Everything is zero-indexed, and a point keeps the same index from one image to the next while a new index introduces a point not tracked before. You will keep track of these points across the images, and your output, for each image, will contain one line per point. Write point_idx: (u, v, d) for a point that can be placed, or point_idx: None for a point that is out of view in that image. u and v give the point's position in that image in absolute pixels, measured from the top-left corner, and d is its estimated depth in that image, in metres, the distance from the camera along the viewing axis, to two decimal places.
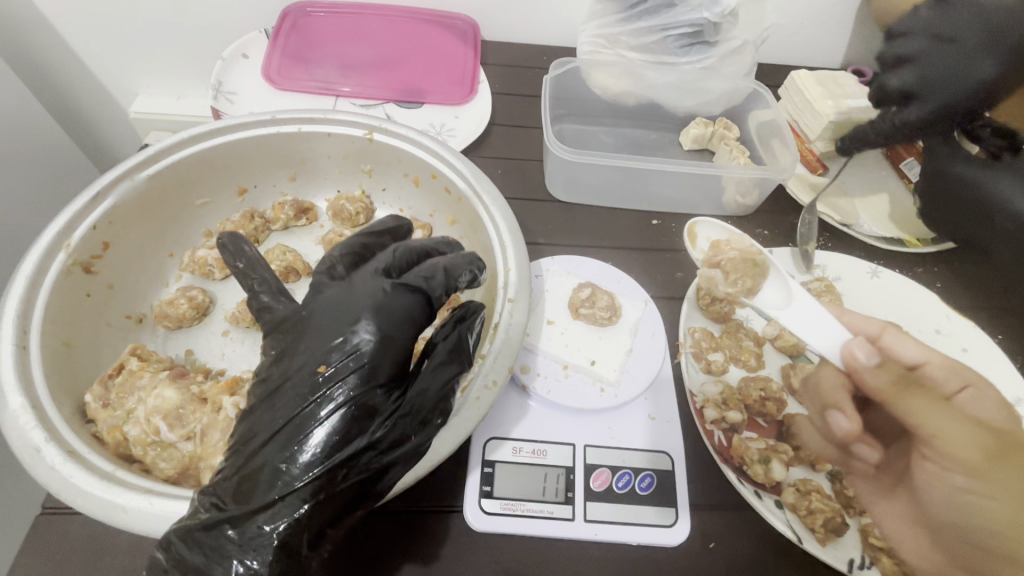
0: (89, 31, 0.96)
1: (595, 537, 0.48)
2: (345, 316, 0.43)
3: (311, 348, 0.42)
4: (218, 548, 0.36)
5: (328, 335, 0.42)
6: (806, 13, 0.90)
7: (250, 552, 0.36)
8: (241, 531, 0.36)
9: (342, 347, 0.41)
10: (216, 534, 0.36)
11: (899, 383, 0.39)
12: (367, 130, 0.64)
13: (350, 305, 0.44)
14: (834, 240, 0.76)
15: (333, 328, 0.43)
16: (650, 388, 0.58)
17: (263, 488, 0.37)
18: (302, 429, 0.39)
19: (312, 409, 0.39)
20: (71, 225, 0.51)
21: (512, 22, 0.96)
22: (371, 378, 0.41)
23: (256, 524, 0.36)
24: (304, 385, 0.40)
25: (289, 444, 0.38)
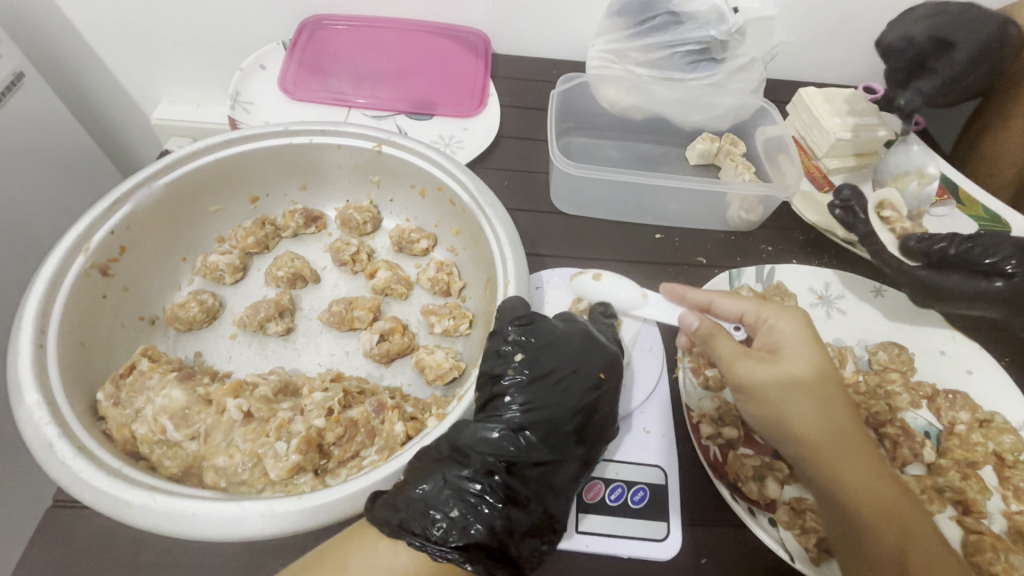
0: (116, 40, 1.00)
1: (586, 548, 0.49)
2: (544, 384, 0.46)
3: (543, 362, 0.47)
4: (453, 495, 0.40)
5: (537, 378, 0.46)
6: (815, 31, 0.90)
7: (484, 523, 0.39)
8: (472, 509, 0.40)
9: (543, 387, 0.45)
10: (444, 490, 0.40)
11: (710, 333, 0.52)
12: (376, 143, 0.65)
13: (535, 361, 0.47)
14: (837, 258, 0.76)
15: (566, 360, 0.47)
16: (646, 403, 0.58)
17: (476, 470, 0.41)
18: (504, 449, 0.42)
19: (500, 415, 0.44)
20: (90, 230, 0.53)
21: (522, 36, 0.97)
22: (558, 399, 0.45)
23: (428, 514, 0.39)
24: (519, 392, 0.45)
25: (514, 443, 0.43)
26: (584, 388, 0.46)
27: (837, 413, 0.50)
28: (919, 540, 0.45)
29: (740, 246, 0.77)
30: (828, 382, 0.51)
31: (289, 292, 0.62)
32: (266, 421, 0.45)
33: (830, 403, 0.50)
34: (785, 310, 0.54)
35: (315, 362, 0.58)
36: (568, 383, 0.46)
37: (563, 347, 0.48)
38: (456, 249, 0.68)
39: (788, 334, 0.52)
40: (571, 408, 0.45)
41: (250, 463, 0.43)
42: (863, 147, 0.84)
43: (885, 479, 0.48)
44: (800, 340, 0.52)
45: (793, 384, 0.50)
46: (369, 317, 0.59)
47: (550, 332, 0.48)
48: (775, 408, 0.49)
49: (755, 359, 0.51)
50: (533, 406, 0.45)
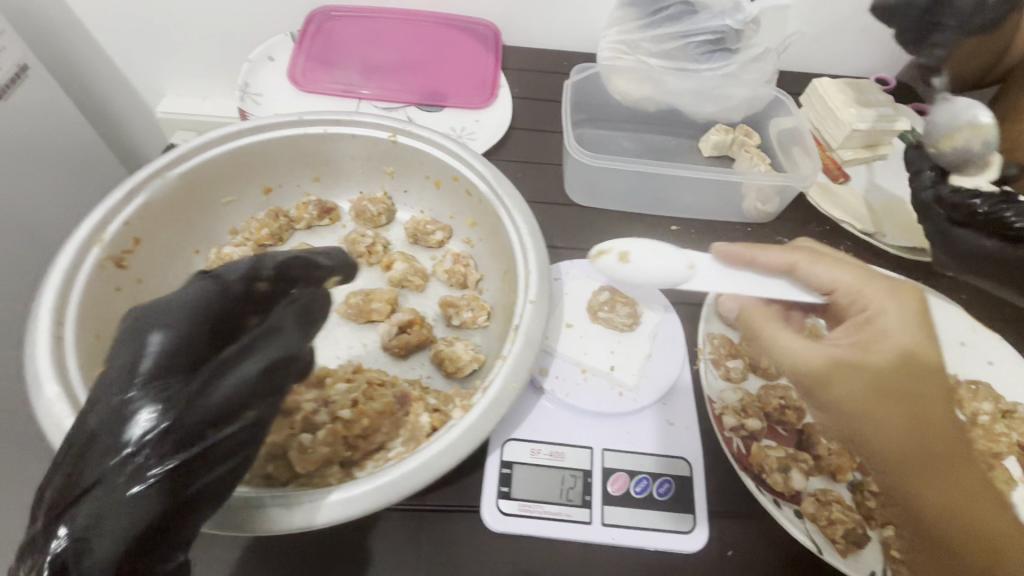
0: (120, 32, 0.98)
1: (612, 541, 0.48)
2: (169, 357, 0.36)
3: (166, 321, 0.37)
4: (121, 522, 0.32)
5: (178, 350, 0.36)
6: (828, 21, 0.90)
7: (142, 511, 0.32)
8: (111, 525, 0.32)
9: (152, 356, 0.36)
10: (114, 518, 0.32)
11: (773, 314, 0.52)
12: (391, 133, 0.64)
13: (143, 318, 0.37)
14: (855, 249, 0.76)
15: (173, 321, 0.37)
16: (669, 395, 0.57)
17: (137, 481, 0.33)
18: (144, 456, 0.33)
19: (127, 411, 0.34)
20: (105, 220, 0.52)
21: (533, 27, 0.96)
22: (182, 373, 0.36)
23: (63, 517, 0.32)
24: (154, 368, 0.35)
25: (146, 447, 0.33)
26: (183, 359, 0.36)
27: (933, 425, 0.45)
28: (993, 534, 0.43)
29: (757, 237, 0.76)
30: (925, 392, 0.45)
31: None
32: (290, 413, 0.45)
33: (934, 402, 0.45)
34: (889, 290, 0.48)
35: (332, 354, 0.57)
36: (182, 353, 0.37)
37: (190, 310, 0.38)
38: (472, 240, 0.67)
39: (894, 329, 0.46)
40: (229, 357, 0.38)
41: (275, 456, 0.43)
42: (879, 138, 0.83)
43: (969, 476, 0.45)
44: (909, 336, 0.46)
45: (887, 395, 0.45)
46: (387, 308, 0.59)
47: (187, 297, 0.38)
48: (880, 407, 0.45)
49: (833, 361, 0.46)
50: (165, 398, 0.35)
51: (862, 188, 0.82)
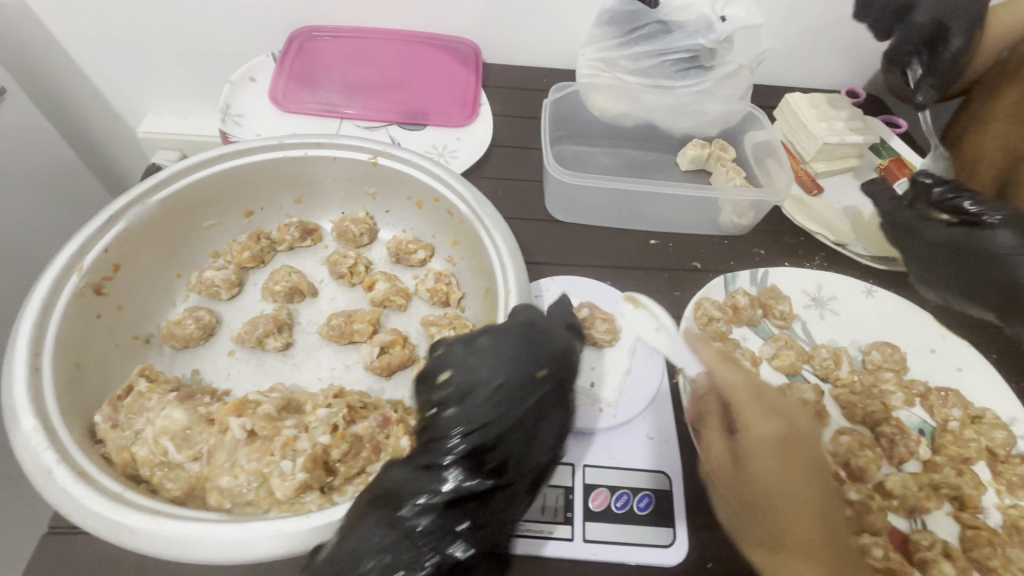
0: (100, 53, 0.98)
1: (594, 557, 0.49)
2: (484, 395, 0.45)
3: (466, 375, 0.46)
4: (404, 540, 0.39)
5: (467, 396, 0.45)
6: (798, 38, 0.92)
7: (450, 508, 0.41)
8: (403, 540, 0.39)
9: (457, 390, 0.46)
10: (374, 535, 0.39)
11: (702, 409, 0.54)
12: (372, 155, 0.65)
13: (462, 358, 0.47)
14: (828, 259, 0.78)
15: (495, 371, 0.46)
16: (647, 409, 0.58)
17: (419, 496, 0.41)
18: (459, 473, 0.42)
19: (447, 440, 0.44)
20: (84, 248, 0.52)
21: (512, 46, 0.98)
22: (485, 411, 0.45)
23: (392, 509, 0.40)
24: (468, 410, 0.45)
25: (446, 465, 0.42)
26: (509, 403, 0.45)
27: (796, 535, 0.45)
28: None
29: (734, 250, 0.78)
30: (799, 502, 0.46)
31: (287, 306, 0.61)
32: (271, 439, 0.44)
33: (793, 472, 0.47)
34: (764, 403, 0.51)
35: (315, 377, 0.58)
36: (503, 387, 0.46)
37: (506, 348, 0.47)
38: (454, 259, 0.68)
39: (758, 440, 0.49)
40: (523, 395, 0.46)
41: (255, 484, 0.43)
42: (850, 150, 0.86)
43: None
44: (766, 453, 0.48)
45: (757, 504, 0.47)
46: (369, 329, 0.59)
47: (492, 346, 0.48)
48: (728, 474, 0.50)
49: (722, 460, 0.50)
50: (470, 428, 0.44)
51: (834, 199, 0.84)
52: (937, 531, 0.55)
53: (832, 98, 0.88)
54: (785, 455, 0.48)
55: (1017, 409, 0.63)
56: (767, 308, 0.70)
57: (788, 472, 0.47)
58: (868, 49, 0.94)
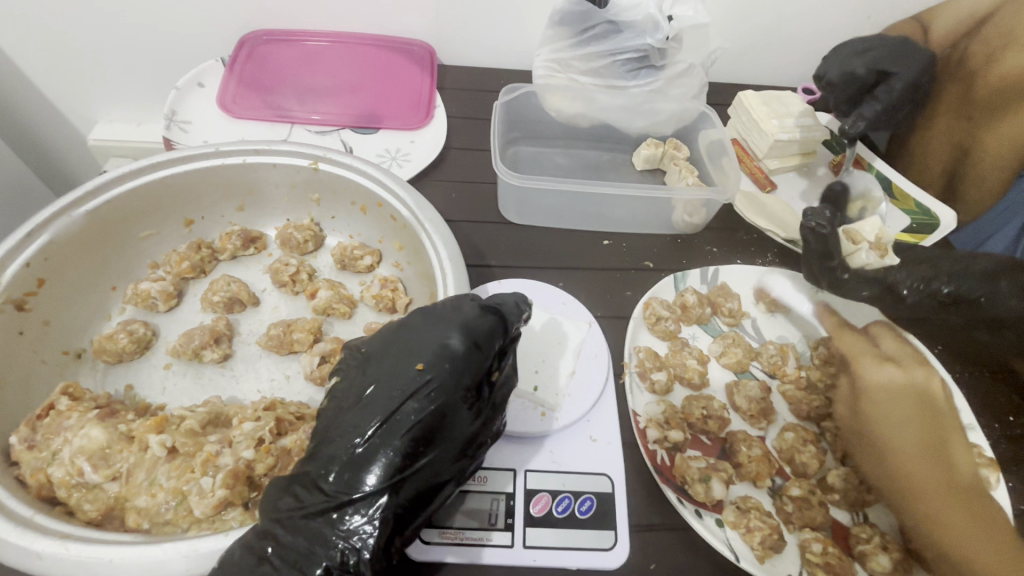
0: (43, 60, 0.96)
1: (534, 563, 0.48)
2: (396, 393, 0.41)
3: (392, 369, 0.42)
4: (313, 544, 0.37)
5: (388, 389, 0.41)
6: (751, 36, 0.93)
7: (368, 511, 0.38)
8: (321, 548, 0.37)
9: (376, 395, 0.41)
10: (301, 537, 0.37)
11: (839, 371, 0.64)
12: (312, 160, 0.64)
13: (377, 359, 0.43)
14: (779, 256, 0.78)
15: (404, 363, 0.42)
16: (593, 411, 0.58)
17: (350, 501, 0.38)
18: (371, 475, 0.38)
19: (363, 444, 0.39)
20: (3, 262, 0.50)
21: (468, 47, 0.98)
22: (410, 409, 0.40)
23: (294, 514, 0.38)
24: (382, 403, 0.40)
25: (362, 468, 0.38)
26: (422, 394, 0.41)
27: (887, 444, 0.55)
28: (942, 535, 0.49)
29: (687, 248, 0.78)
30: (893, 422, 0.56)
31: (226, 317, 0.60)
32: (192, 456, 0.44)
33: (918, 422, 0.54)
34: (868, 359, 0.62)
35: (253, 389, 0.56)
36: (414, 372, 0.42)
37: (412, 342, 0.44)
38: (401, 264, 0.67)
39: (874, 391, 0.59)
40: (443, 388, 0.41)
41: (174, 502, 0.42)
42: (801, 146, 0.86)
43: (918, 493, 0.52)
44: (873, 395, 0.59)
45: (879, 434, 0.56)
46: (309, 339, 0.58)
47: (410, 335, 0.44)
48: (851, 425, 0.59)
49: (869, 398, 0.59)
50: (382, 428, 0.40)
51: (787, 196, 0.85)
52: (877, 523, 0.55)
53: (783, 95, 0.89)
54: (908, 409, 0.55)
55: None
56: (716, 306, 0.70)
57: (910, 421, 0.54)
58: (819, 46, 0.95)
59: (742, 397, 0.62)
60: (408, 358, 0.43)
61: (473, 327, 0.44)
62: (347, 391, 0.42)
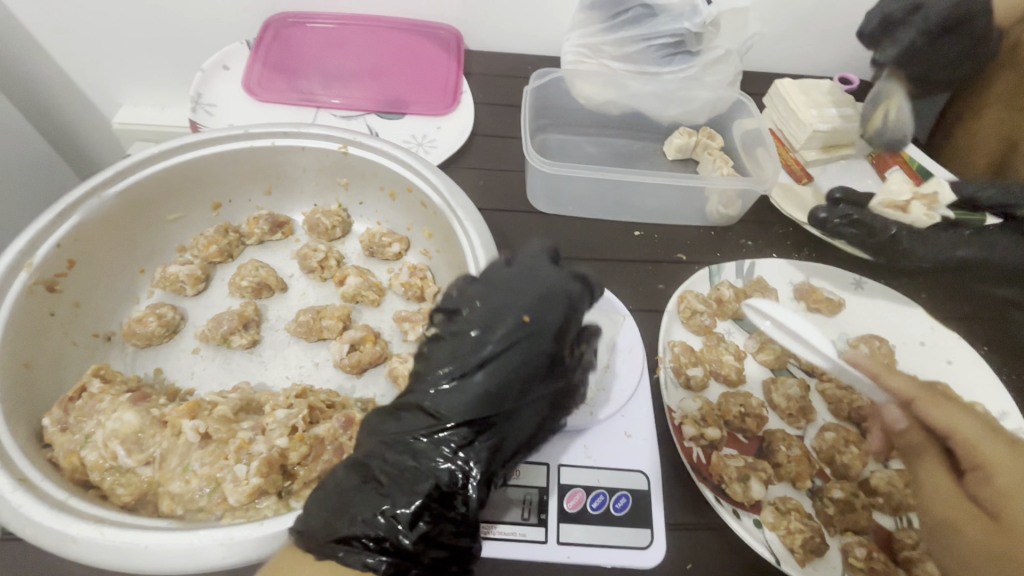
0: (69, 42, 0.95)
1: (568, 560, 0.47)
2: (496, 336, 0.43)
3: (489, 315, 0.44)
4: (412, 471, 0.40)
5: (485, 329, 0.44)
6: (789, 22, 0.90)
7: (465, 442, 0.41)
8: (427, 469, 0.40)
9: (477, 337, 0.43)
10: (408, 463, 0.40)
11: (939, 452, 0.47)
12: (342, 144, 0.63)
13: (488, 296, 0.45)
14: (817, 250, 0.75)
15: (504, 311, 0.44)
16: (627, 406, 0.57)
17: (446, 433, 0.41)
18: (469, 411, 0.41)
19: (469, 379, 0.42)
20: (34, 244, 0.50)
21: (495, 31, 0.95)
22: (511, 352, 0.43)
23: (408, 440, 0.41)
24: (483, 344, 0.43)
25: (463, 401, 0.41)
26: (520, 344, 0.43)
27: None
28: None
29: (721, 241, 0.76)
30: None
31: (255, 302, 0.59)
32: (225, 442, 0.43)
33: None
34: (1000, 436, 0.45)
35: (282, 375, 0.56)
36: (508, 320, 0.44)
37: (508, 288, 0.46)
38: (430, 252, 0.66)
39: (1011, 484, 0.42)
40: (541, 338, 0.44)
41: (208, 488, 0.41)
42: (840, 137, 0.83)
43: None
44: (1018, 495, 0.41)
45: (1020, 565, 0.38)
46: (338, 326, 0.57)
47: (503, 282, 0.46)
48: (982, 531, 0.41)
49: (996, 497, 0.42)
50: (488, 365, 0.42)
51: (824, 188, 0.82)
52: None
53: (824, 84, 0.86)
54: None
55: (1009, 403, 0.61)
56: (752, 301, 0.68)
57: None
58: (861, 33, 0.91)
59: (780, 395, 0.60)
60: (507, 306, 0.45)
61: (564, 286, 0.46)
62: (446, 328, 0.45)
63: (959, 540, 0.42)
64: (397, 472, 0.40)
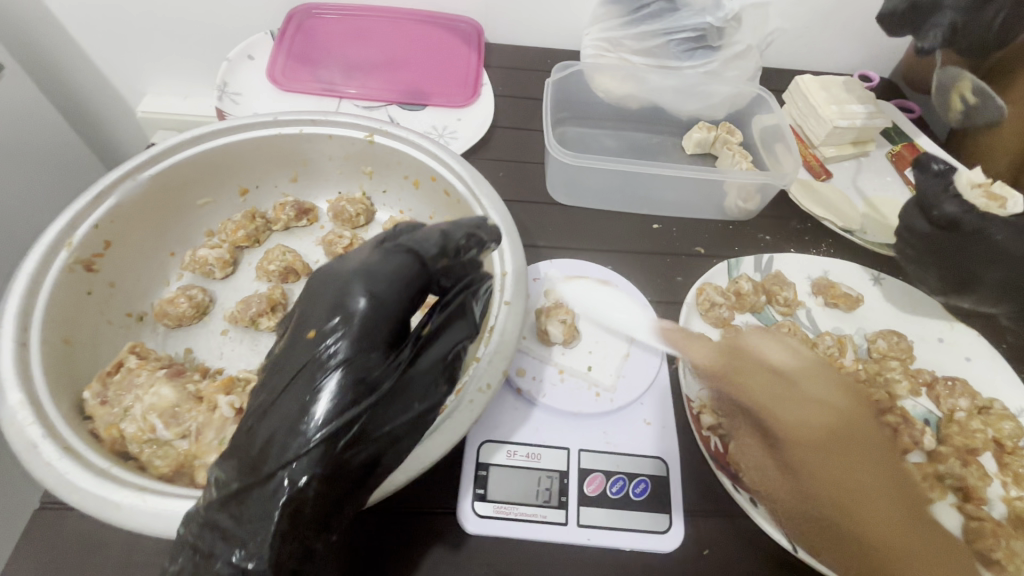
0: (98, 31, 0.97)
1: (588, 542, 0.48)
2: (339, 326, 0.39)
3: (338, 301, 0.40)
4: (262, 496, 0.36)
5: (330, 321, 0.39)
6: (811, 18, 0.90)
7: (310, 466, 0.36)
8: (264, 494, 0.36)
9: (315, 335, 0.39)
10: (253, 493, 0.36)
11: (794, 439, 0.51)
12: (368, 133, 0.64)
13: (327, 288, 0.41)
14: (835, 246, 0.76)
15: (343, 299, 0.40)
16: (647, 394, 0.57)
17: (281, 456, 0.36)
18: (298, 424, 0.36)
19: (308, 385, 0.38)
20: (73, 224, 0.51)
21: (516, 24, 0.96)
22: (347, 352, 0.38)
23: (228, 493, 0.36)
24: (324, 340, 0.39)
25: (298, 416, 0.37)
26: (353, 334, 0.39)
27: (872, 524, 0.46)
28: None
29: (739, 235, 0.76)
30: (864, 492, 0.48)
31: (281, 286, 0.60)
32: None
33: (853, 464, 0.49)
34: (797, 396, 0.54)
35: None
36: (345, 306, 0.40)
37: (351, 275, 0.41)
38: None
39: (806, 441, 0.51)
40: (380, 329, 0.40)
41: None
42: (861, 134, 0.83)
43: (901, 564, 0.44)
44: (812, 449, 0.50)
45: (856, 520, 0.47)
46: None
47: (343, 272, 0.41)
48: (793, 494, 0.49)
49: (806, 451, 0.50)
50: (320, 368, 0.38)
51: (844, 185, 0.82)
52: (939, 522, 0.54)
53: (846, 80, 0.86)
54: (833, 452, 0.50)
55: None
56: (771, 295, 0.68)
57: (848, 470, 0.49)
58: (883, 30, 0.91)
59: None
60: (347, 295, 0.40)
61: (381, 268, 0.41)
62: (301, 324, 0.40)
63: (807, 517, 0.48)
64: (230, 525, 0.36)
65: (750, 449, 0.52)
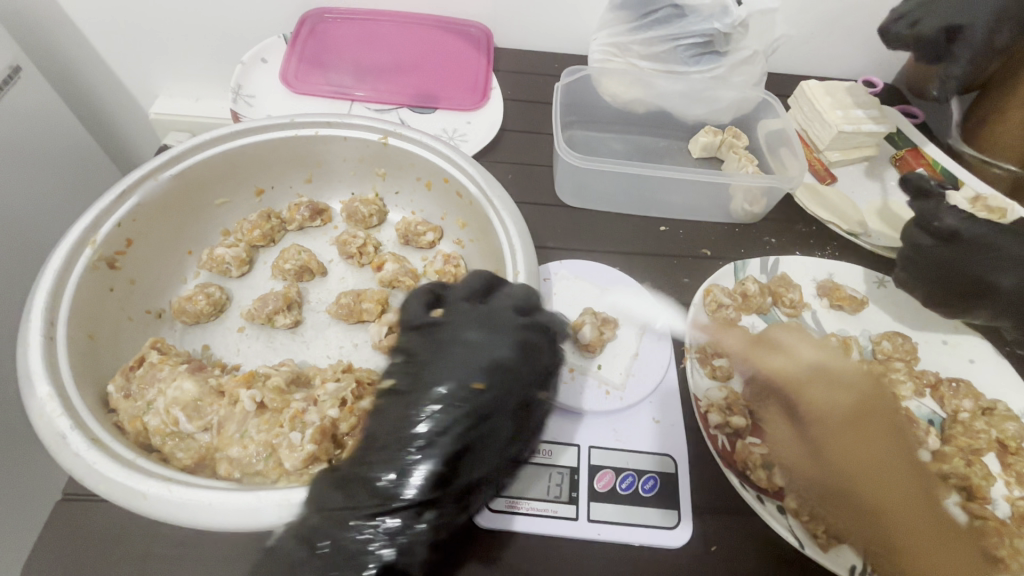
0: (114, 34, 0.99)
1: (598, 537, 0.49)
2: (458, 390, 0.42)
3: (452, 366, 0.44)
4: (338, 555, 0.37)
5: (435, 382, 0.43)
6: (816, 25, 0.91)
7: (407, 518, 0.38)
8: (350, 546, 0.37)
9: (418, 394, 0.43)
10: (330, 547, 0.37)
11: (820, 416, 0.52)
12: (382, 135, 0.65)
13: (464, 346, 0.45)
14: (840, 249, 0.77)
15: (475, 363, 0.44)
16: (655, 393, 0.58)
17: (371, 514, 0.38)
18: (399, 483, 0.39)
19: (409, 446, 0.40)
20: (97, 223, 0.53)
21: (524, 29, 0.97)
22: (454, 418, 0.41)
23: (314, 541, 0.38)
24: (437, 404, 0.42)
25: (397, 472, 0.39)
26: (484, 399, 0.42)
27: (894, 501, 0.47)
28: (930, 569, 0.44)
29: (745, 237, 0.77)
30: (881, 468, 0.48)
31: (297, 285, 0.62)
32: (279, 412, 0.45)
33: (872, 442, 0.50)
34: (823, 377, 0.55)
35: (324, 354, 0.58)
36: (467, 368, 0.44)
37: (472, 340, 0.45)
38: (463, 241, 0.68)
39: (828, 418, 0.52)
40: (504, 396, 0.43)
41: (264, 454, 0.43)
42: (865, 139, 0.84)
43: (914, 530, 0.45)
44: (837, 425, 0.51)
45: (866, 505, 0.48)
46: (377, 309, 0.59)
47: (455, 334, 0.46)
48: (809, 467, 0.51)
49: (829, 426, 0.52)
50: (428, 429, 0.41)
51: (848, 189, 0.83)
52: None
53: (851, 86, 0.87)
54: (856, 428, 0.51)
55: None
56: (777, 296, 0.69)
57: (868, 446, 0.50)
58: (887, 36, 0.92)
59: None
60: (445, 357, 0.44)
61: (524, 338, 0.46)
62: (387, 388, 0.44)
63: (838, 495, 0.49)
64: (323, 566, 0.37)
65: (774, 424, 0.56)
